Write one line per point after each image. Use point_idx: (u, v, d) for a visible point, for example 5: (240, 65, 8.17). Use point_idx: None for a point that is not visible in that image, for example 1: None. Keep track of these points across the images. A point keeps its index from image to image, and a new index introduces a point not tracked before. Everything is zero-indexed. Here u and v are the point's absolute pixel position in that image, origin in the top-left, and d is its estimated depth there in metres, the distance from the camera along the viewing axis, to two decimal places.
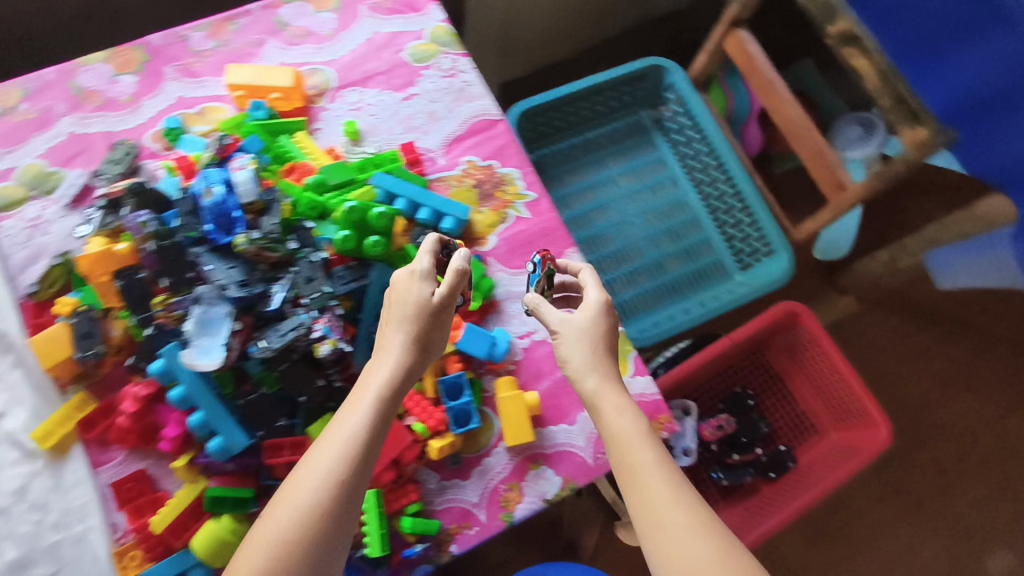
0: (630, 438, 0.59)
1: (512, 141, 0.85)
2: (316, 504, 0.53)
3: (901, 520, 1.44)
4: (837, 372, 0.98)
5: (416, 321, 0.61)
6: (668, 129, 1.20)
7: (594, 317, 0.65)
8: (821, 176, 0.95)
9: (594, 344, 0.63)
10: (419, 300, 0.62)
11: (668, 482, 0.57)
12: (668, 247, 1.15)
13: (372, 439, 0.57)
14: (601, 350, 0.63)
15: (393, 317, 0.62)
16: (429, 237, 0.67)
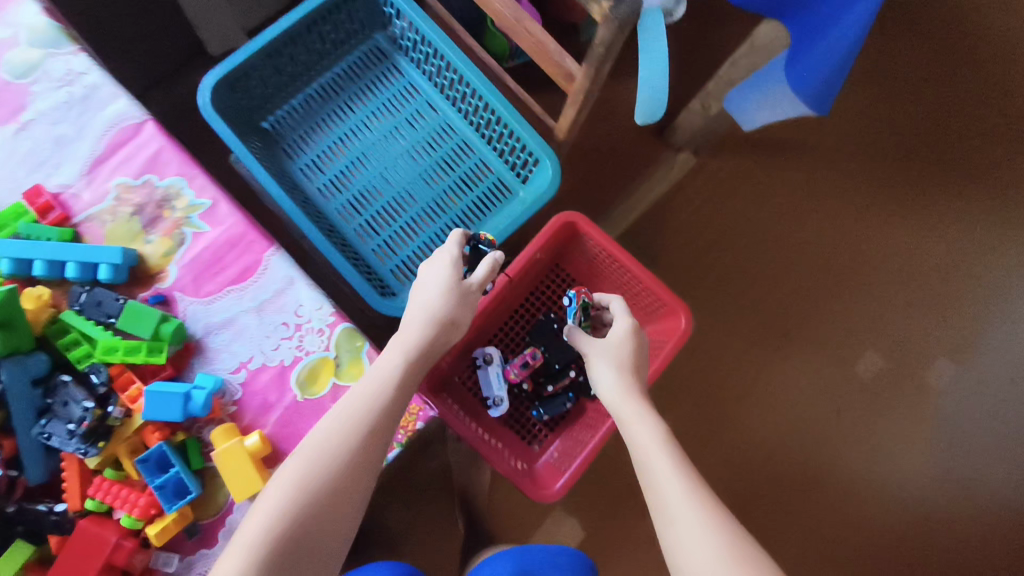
0: (635, 425, 0.73)
1: (167, 144, 0.72)
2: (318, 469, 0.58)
3: (774, 356, 1.42)
4: (626, 271, 0.94)
5: (442, 296, 0.72)
6: (406, 48, 1.05)
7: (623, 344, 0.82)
8: (551, 69, 0.84)
9: (618, 351, 0.81)
10: (446, 279, 0.73)
11: (670, 458, 0.68)
12: (443, 182, 1.04)
13: (392, 404, 0.64)
14: (621, 358, 0.80)
15: (427, 296, 0.73)
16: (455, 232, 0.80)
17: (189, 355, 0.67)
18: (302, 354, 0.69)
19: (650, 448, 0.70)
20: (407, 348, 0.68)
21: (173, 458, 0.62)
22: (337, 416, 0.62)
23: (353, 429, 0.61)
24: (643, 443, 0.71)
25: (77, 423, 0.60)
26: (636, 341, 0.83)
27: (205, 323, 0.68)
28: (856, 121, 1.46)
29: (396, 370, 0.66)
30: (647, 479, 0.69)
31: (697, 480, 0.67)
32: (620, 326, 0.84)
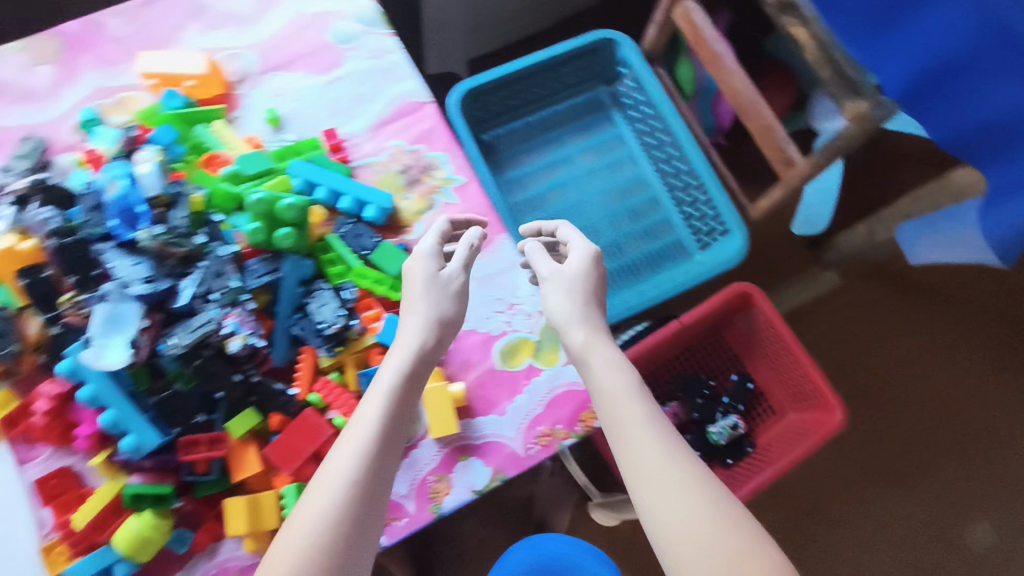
0: (603, 372, 0.59)
1: (440, 124, 0.82)
2: (332, 518, 0.49)
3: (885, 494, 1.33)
4: (792, 354, 0.94)
5: (432, 288, 0.64)
6: (625, 104, 1.15)
7: (584, 265, 0.66)
8: (771, 153, 0.91)
9: (584, 291, 0.64)
10: (428, 272, 0.65)
11: (641, 408, 0.56)
12: (628, 227, 1.11)
13: (388, 407, 0.57)
14: (588, 293, 0.64)
15: (415, 284, 0.65)
16: (438, 221, 0.70)
17: None
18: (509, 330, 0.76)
19: (621, 399, 0.57)
20: (411, 334, 0.61)
21: None
22: (339, 453, 0.54)
23: (371, 438, 0.54)
24: (610, 396, 0.57)
25: (328, 324, 0.69)
26: (599, 271, 0.67)
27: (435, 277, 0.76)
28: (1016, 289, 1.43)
29: (397, 372, 0.59)
30: (622, 438, 0.55)
31: (666, 428, 0.55)
32: (584, 263, 0.66)
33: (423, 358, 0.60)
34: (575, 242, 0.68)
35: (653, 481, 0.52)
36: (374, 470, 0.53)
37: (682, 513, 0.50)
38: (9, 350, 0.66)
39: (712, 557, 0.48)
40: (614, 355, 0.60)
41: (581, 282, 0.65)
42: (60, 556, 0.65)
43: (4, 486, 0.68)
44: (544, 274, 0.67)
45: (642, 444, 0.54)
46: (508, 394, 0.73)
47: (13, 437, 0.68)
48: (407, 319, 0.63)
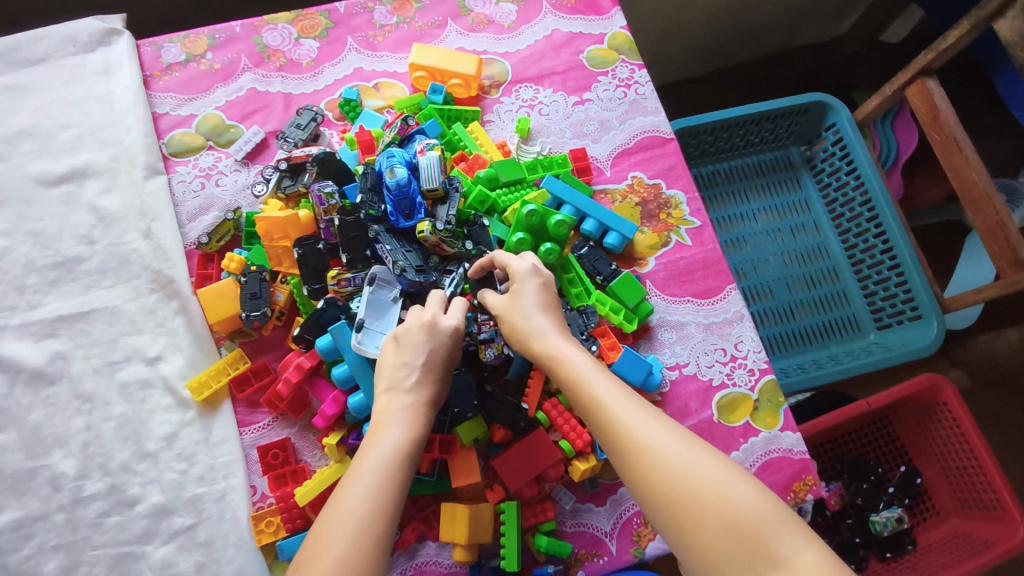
0: (567, 362, 0.52)
1: (683, 161, 0.82)
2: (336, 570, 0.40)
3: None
4: (975, 457, 0.90)
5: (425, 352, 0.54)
6: (818, 170, 1.14)
7: (526, 277, 0.59)
8: (997, 250, 0.89)
9: (527, 299, 0.57)
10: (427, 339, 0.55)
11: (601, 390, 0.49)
12: (803, 293, 1.09)
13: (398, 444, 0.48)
14: (537, 303, 0.57)
15: (417, 337, 0.54)
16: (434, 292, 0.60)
17: (644, 335, 0.75)
18: (729, 382, 0.73)
19: (585, 383, 0.50)
20: (423, 373, 0.53)
21: None
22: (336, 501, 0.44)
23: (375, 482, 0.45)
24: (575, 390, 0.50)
25: None
26: (548, 279, 0.60)
27: (661, 316, 0.76)
28: None
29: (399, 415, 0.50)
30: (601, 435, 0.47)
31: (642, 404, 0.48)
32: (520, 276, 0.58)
33: (433, 406, 0.53)
34: (511, 261, 0.60)
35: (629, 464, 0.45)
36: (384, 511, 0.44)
37: (669, 475, 0.43)
38: (263, 313, 0.65)
39: (692, 499, 0.41)
40: (569, 345, 0.54)
41: (531, 292, 0.58)
42: (269, 527, 0.62)
43: (226, 444, 0.65)
44: (494, 300, 0.59)
45: (608, 425, 0.47)
46: (724, 449, 0.71)
47: (238, 398, 0.67)
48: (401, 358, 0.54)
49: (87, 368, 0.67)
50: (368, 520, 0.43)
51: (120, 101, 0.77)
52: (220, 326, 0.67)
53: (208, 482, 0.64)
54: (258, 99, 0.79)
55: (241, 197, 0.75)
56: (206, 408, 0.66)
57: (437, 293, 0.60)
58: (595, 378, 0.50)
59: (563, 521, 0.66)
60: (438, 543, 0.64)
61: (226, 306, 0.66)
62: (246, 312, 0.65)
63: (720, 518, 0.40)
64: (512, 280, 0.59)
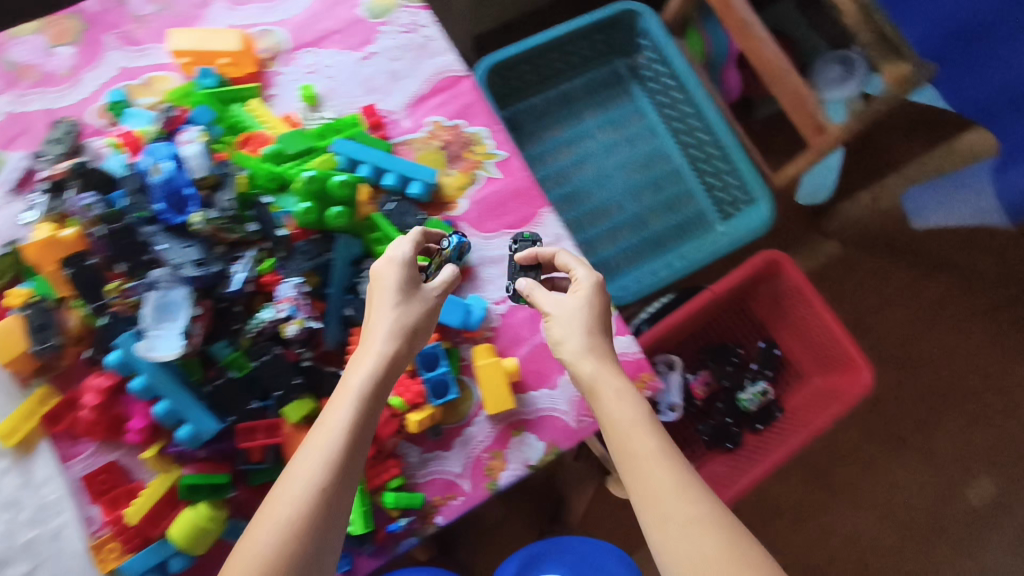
0: (615, 407, 0.59)
1: (479, 98, 0.81)
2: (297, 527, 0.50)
3: (887, 457, 1.41)
4: (819, 318, 0.96)
5: (406, 304, 0.61)
6: (644, 78, 1.15)
7: (585, 295, 0.64)
8: (800, 120, 0.92)
9: (586, 314, 0.63)
10: (395, 283, 0.61)
11: (654, 448, 0.57)
12: (650, 199, 1.11)
13: (363, 401, 0.56)
14: (595, 328, 0.63)
15: (390, 280, 0.61)
16: (415, 227, 0.66)
17: (466, 277, 0.74)
18: None
19: (640, 443, 0.57)
20: (389, 328, 0.59)
21: (442, 358, 0.69)
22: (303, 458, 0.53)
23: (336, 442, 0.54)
24: (621, 430, 0.58)
25: None
26: (601, 294, 0.65)
27: (481, 254, 0.76)
28: (1006, 248, 1.49)
29: (368, 371, 0.57)
30: (640, 486, 0.56)
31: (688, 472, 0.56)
32: (583, 284, 0.64)
33: (403, 337, 0.59)
34: (576, 268, 0.66)
35: (667, 527, 0.54)
36: (342, 475, 0.53)
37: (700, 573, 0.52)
38: (53, 344, 0.63)
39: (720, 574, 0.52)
40: (628, 391, 0.60)
41: (590, 315, 0.64)
42: (111, 553, 0.61)
43: (50, 482, 0.63)
44: (549, 301, 0.65)
45: (660, 491, 0.55)
46: (561, 367, 0.73)
47: (54, 434, 0.64)
48: (379, 298, 0.61)
49: None
50: (324, 485, 0.52)
51: None
52: (15, 366, 0.64)
53: (40, 523, 0.62)
54: (18, 122, 0.74)
55: (17, 229, 0.70)
56: (21, 451, 0.64)
57: (413, 232, 0.65)
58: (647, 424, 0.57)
59: (412, 474, 0.68)
60: None
61: (11, 346, 0.63)
62: (35, 346, 0.63)
63: None
64: (573, 293, 0.65)
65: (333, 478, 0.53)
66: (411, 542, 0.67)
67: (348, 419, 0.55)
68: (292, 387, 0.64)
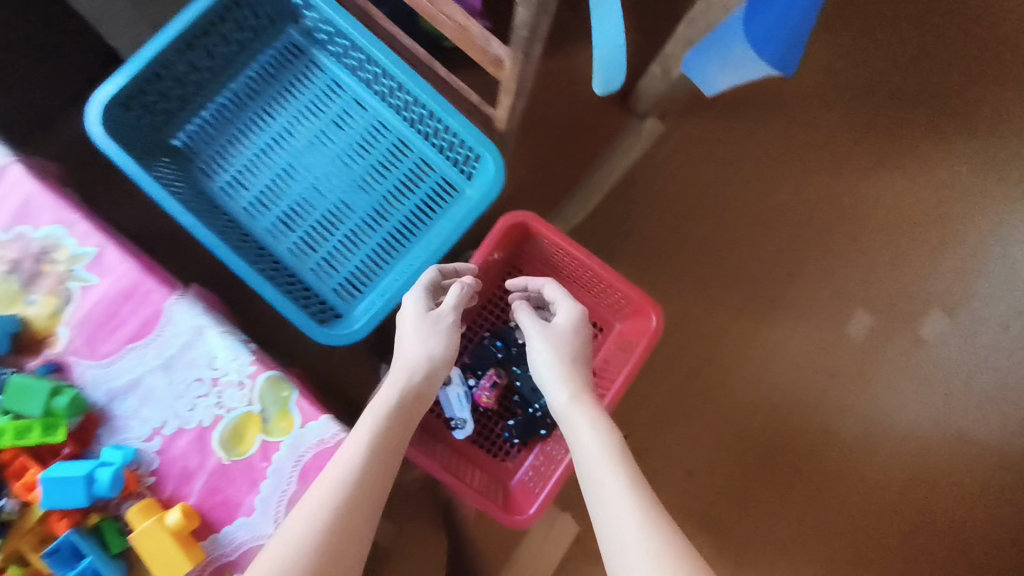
0: (585, 435, 0.62)
1: (40, 188, 0.63)
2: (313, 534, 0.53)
3: (763, 323, 1.29)
4: (591, 270, 0.85)
5: (420, 339, 0.70)
6: (322, 41, 0.94)
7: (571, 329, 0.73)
8: (478, 56, 0.76)
9: (570, 341, 0.71)
10: (418, 315, 0.72)
11: (622, 473, 0.58)
12: (381, 186, 0.94)
13: (396, 413, 0.64)
14: (571, 352, 0.70)
15: (410, 316, 0.72)
16: (427, 273, 0.77)
17: (96, 424, 0.60)
18: (223, 412, 0.61)
19: (600, 464, 0.59)
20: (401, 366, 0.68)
21: (84, 546, 0.55)
22: (346, 447, 0.60)
23: (348, 472, 0.57)
24: (593, 455, 0.60)
25: None
26: (585, 334, 0.74)
27: (108, 387, 0.61)
28: (825, 71, 1.34)
29: (400, 380, 0.67)
30: (603, 505, 0.57)
31: (653, 500, 0.57)
32: (571, 308, 0.75)
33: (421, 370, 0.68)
34: (562, 314, 0.75)
35: (634, 544, 0.53)
36: (378, 472, 0.59)
37: None
38: None
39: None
40: (598, 417, 0.64)
41: (569, 343, 0.72)
42: None
43: None
44: (535, 330, 0.74)
45: (617, 499, 0.56)
46: (249, 487, 0.60)
47: None
48: (403, 338, 0.71)
49: None
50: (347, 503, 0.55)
51: None
52: None
53: None
54: None
55: None
56: None
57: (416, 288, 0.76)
58: (616, 445, 0.61)
59: None
60: None
61: None
62: None
63: None
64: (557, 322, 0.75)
65: (372, 473, 0.58)
66: None
67: (382, 440, 0.61)
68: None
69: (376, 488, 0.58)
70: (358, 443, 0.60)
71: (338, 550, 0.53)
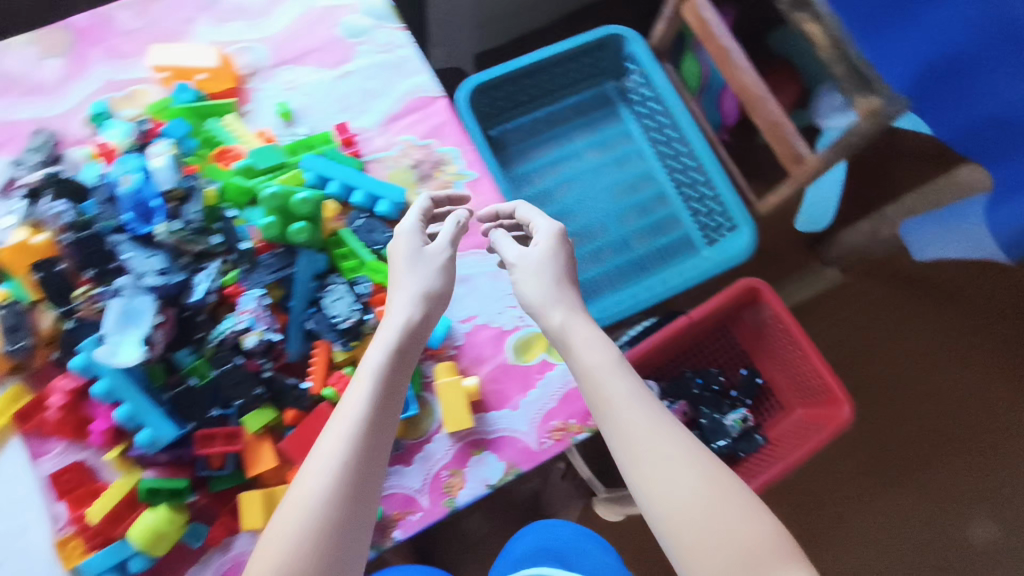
0: (586, 353, 0.57)
1: (451, 119, 0.81)
2: (335, 494, 0.48)
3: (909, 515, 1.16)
4: (801, 350, 0.94)
5: (426, 267, 0.62)
6: (632, 100, 1.14)
7: (549, 245, 0.64)
8: (780, 150, 0.90)
9: (556, 263, 0.63)
10: (410, 249, 0.63)
11: (628, 386, 0.55)
12: (635, 223, 1.10)
13: (402, 344, 0.57)
14: (563, 274, 0.62)
15: (400, 249, 0.63)
16: (422, 197, 0.68)
17: None
18: (521, 324, 0.75)
19: (609, 384, 0.55)
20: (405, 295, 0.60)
21: None
22: (355, 379, 0.55)
23: (354, 417, 0.52)
24: (596, 376, 0.56)
25: (343, 318, 0.68)
26: (567, 248, 0.65)
27: None
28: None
29: (405, 310, 0.59)
30: (613, 429, 0.53)
31: (664, 413, 0.54)
32: (551, 230, 0.65)
33: (432, 300, 0.60)
34: (535, 219, 0.67)
35: (649, 470, 0.51)
36: (386, 417, 0.53)
37: (691, 512, 0.48)
38: (24, 344, 0.66)
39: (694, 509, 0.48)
40: (598, 336, 0.58)
41: (555, 262, 0.63)
42: (76, 550, 0.65)
43: (22, 478, 0.68)
44: (511, 253, 0.65)
45: (627, 424, 0.53)
46: (522, 389, 0.73)
47: (26, 431, 0.68)
48: (398, 264, 0.62)
49: None
50: (354, 452, 0.50)
51: None
52: None
53: (9, 518, 0.67)
54: (5, 130, 0.76)
55: None
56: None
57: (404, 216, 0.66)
58: (617, 363, 0.56)
59: None
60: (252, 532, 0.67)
61: None
62: (7, 345, 0.66)
63: (728, 551, 0.47)
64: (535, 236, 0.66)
65: (374, 416, 0.52)
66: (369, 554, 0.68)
67: (382, 371, 0.55)
68: (252, 397, 0.66)
69: (379, 437, 0.52)
70: (363, 378, 0.54)
71: (343, 529, 0.47)
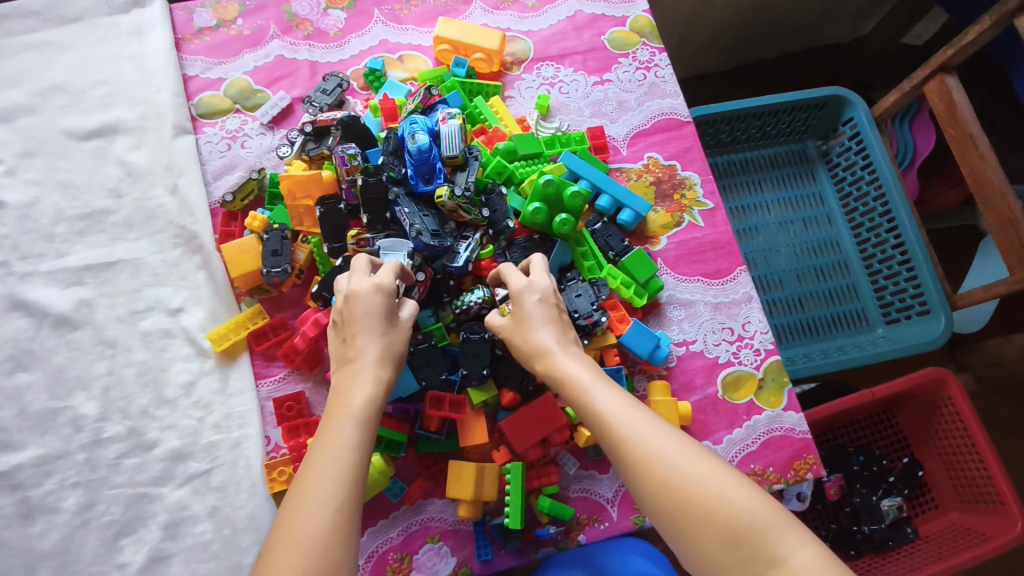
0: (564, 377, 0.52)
1: (699, 145, 0.82)
2: (332, 531, 0.42)
3: None
4: (976, 453, 0.90)
5: (377, 331, 0.55)
6: (833, 163, 1.12)
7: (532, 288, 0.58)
8: (1008, 248, 0.87)
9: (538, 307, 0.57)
10: (378, 312, 0.56)
11: (601, 398, 0.49)
12: (813, 285, 1.08)
13: (374, 392, 0.51)
14: (544, 310, 0.57)
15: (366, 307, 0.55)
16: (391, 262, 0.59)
17: (653, 311, 0.76)
18: (735, 361, 0.75)
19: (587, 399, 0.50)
20: (378, 352, 0.54)
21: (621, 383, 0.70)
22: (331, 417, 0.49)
23: (340, 459, 0.46)
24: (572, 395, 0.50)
25: (583, 314, 0.68)
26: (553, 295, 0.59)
27: (671, 294, 0.77)
28: None
29: (374, 368, 0.53)
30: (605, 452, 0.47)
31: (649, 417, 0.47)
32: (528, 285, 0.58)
33: (393, 364, 0.54)
34: (511, 276, 0.59)
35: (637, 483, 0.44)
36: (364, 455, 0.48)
37: (683, 501, 0.41)
38: (282, 269, 0.69)
39: (691, 495, 0.41)
40: (577, 359, 0.53)
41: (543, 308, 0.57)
42: (281, 475, 0.67)
43: (242, 395, 0.70)
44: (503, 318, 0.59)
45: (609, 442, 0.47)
46: (727, 425, 0.72)
47: (256, 350, 0.72)
48: (363, 322, 0.55)
49: (109, 316, 0.72)
50: (344, 488, 0.44)
51: (150, 63, 0.80)
52: (243, 281, 0.72)
53: (224, 430, 0.69)
54: (286, 66, 0.81)
55: (264, 159, 0.78)
56: (225, 358, 0.71)
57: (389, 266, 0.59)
58: (589, 378, 0.51)
59: (566, 486, 0.70)
60: (444, 501, 0.69)
61: (248, 262, 0.71)
62: (267, 267, 0.69)
63: (733, 531, 0.40)
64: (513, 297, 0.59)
65: (356, 455, 0.47)
66: (550, 552, 0.68)
67: (363, 414, 0.49)
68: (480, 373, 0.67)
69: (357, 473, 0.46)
70: (345, 413, 0.49)
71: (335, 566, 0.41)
